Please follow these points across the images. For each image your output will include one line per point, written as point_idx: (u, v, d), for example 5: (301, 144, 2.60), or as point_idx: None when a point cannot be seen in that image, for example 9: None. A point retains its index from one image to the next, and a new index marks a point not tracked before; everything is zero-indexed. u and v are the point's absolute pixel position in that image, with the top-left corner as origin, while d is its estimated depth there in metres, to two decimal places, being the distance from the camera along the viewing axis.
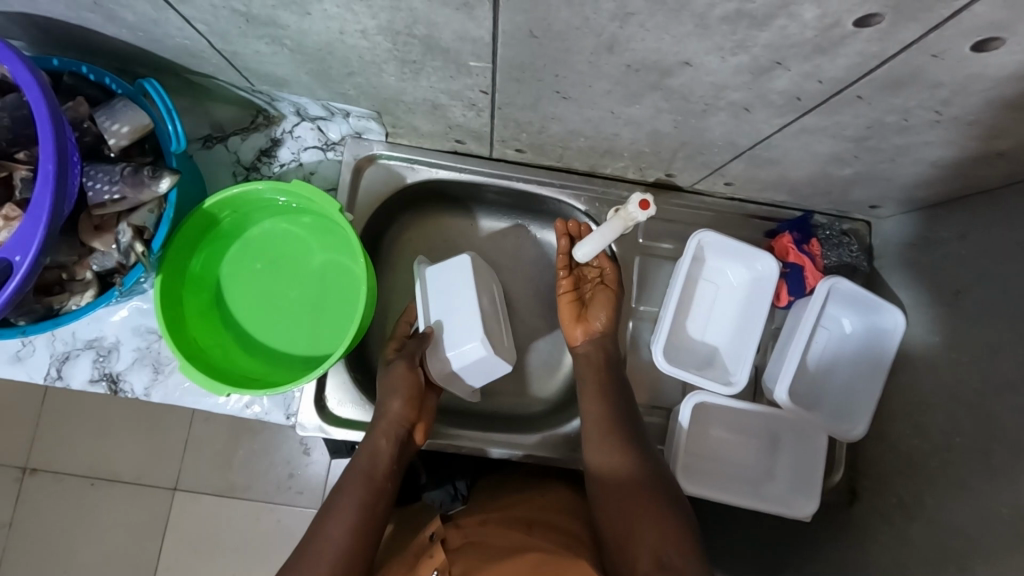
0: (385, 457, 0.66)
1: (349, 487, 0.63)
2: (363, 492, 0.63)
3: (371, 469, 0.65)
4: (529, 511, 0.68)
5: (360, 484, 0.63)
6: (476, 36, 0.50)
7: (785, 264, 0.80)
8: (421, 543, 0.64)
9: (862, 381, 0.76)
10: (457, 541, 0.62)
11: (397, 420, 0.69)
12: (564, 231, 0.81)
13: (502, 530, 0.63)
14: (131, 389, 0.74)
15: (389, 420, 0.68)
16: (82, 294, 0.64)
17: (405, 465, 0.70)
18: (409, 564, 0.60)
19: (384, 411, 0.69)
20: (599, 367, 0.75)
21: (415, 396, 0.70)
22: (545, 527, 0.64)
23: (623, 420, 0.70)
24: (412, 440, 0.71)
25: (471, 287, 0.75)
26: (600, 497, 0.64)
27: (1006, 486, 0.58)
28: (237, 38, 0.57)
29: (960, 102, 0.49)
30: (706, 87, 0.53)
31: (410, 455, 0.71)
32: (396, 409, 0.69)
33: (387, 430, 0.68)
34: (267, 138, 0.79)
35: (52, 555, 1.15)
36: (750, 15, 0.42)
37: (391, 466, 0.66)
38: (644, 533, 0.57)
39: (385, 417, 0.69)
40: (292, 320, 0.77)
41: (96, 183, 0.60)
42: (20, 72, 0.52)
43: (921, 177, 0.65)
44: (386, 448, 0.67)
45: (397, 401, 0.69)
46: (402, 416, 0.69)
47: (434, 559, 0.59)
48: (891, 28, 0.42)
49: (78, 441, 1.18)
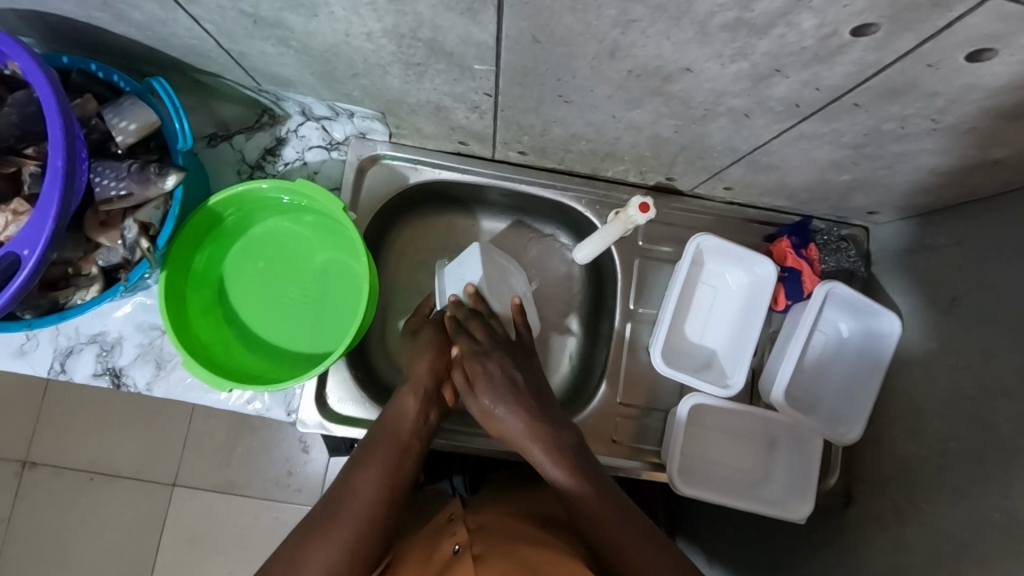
0: (411, 417, 0.68)
1: (376, 447, 0.64)
2: (389, 452, 0.63)
3: (397, 427, 0.66)
4: (541, 508, 0.68)
5: (386, 442, 0.64)
6: (480, 40, 0.51)
7: (783, 268, 0.80)
8: (439, 523, 0.65)
9: (858, 385, 0.76)
10: (474, 524, 0.62)
11: (423, 385, 0.71)
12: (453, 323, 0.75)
13: (515, 524, 0.63)
14: (134, 384, 0.75)
15: (416, 382, 0.70)
16: (87, 289, 0.65)
17: (433, 427, 0.71)
18: (429, 542, 0.60)
19: (412, 373, 0.72)
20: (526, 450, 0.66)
21: (441, 358, 0.73)
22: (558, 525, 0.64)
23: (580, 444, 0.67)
24: (440, 401, 0.73)
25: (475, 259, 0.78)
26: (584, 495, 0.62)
27: (999, 492, 0.58)
28: (244, 39, 0.58)
29: (956, 111, 0.50)
30: (707, 93, 0.54)
31: (438, 417, 0.72)
32: (425, 369, 0.72)
33: (415, 391, 0.70)
34: (272, 138, 0.80)
35: (51, 548, 1.15)
36: (749, 23, 0.43)
37: (415, 426, 0.68)
38: (625, 539, 0.57)
39: (413, 379, 0.71)
40: (295, 319, 0.77)
41: (103, 179, 0.61)
42: (32, 70, 0.53)
43: (918, 184, 0.65)
44: (412, 409, 0.68)
45: (424, 363, 0.72)
46: (429, 377, 0.71)
47: (455, 536, 0.60)
48: (888, 38, 0.42)
49: (79, 436, 1.18)
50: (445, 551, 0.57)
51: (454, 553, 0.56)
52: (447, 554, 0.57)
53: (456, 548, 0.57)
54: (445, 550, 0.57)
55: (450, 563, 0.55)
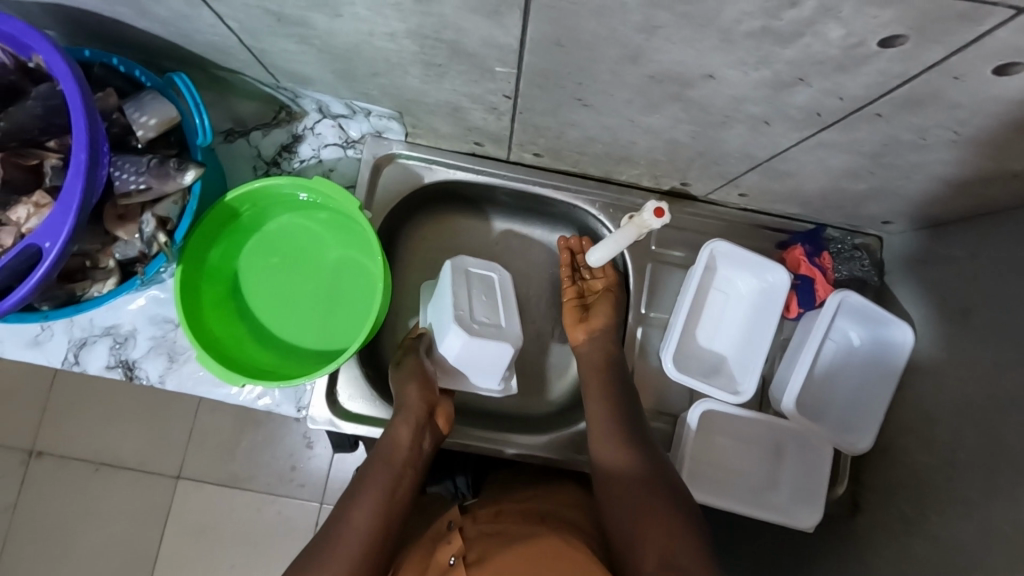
0: (405, 445, 0.67)
1: (370, 476, 0.64)
2: (381, 482, 0.63)
3: (389, 455, 0.66)
4: (545, 505, 0.69)
5: (380, 473, 0.64)
6: (503, 42, 0.51)
7: (796, 275, 0.80)
8: (438, 530, 0.66)
9: (868, 395, 0.76)
10: (472, 531, 0.63)
11: (417, 412, 0.69)
12: (565, 246, 0.86)
13: (519, 522, 0.63)
14: (146, 376, 0.75)
15: (408, 412, 0.69)
16: (104, 282, 0.65)
17: (429, 453, 0.70)
18: (427, 551, 0.62)
19: (402, 401, 0.70)
20: (599, 368, 0.76)
21: (427, 385, 0.72)
22: (557, 520, 0.64)
23: (628, 423, 0.71)
24: (434, 425, 0.72)
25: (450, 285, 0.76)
26: (614, 498, 0.64)
27: (1009, 505, 0.58)
28: (267, 36, 0.58)
29: (978, 123, 0.50)
30: (727, 100, 0.54)
31: (435, 442, 0.71)
32: (414, 397, 0.70)
33: (406, 419, 0.69)
34: (288, 134, 0.80)
35: (54, 536, 1.16)
36: (774, 32, 0.43)
37: (410, 454, 0.67)
38: (646, 529, 0.59)
39: (402, 408, 0.69)
40: (307, 314, 0.78)
41: (123, 174, 0.61)
42: (57, 64, 0.53)
43: (933, 194, 0.65)
44: (406, 437, 0.68)
45: (412, 390, 0.70)
46: (420, 406, 0.70)
47: (451, 545, 0.61)
48: (913, 49, 0.42)
49: (85, 426, 1.19)
50: (442, 561, 0.59)
51: (451, 565, 0.58)
52: (443, 565, 0.58)
53: (453, 558, 0.59)
54: (443, 560, 0.59)
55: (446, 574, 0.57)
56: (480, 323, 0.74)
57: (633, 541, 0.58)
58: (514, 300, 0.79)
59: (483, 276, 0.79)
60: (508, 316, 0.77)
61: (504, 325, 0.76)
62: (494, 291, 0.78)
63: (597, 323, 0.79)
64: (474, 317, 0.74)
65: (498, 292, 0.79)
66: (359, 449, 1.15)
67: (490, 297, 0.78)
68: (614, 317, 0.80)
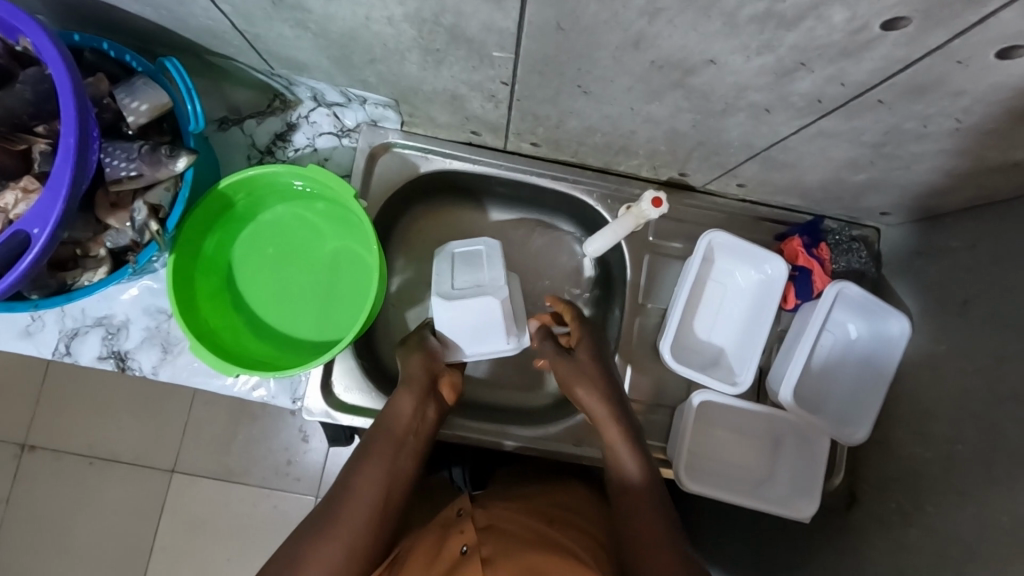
0: (407, 415, 0.66)
1: (375, 445, 0.63)
2: (385, 452, 0.63)
3: (391, 425, 0.65)
4: (549, 506, 0.69)
5: (384, 443, 0.63)
6: (503, 27, 0.50)
7: (795, 267, 0.79)
8: (447, 518, 0.66)
9: (863, 389, 0.77)
10: (483, 521, 0.63)
11: (420, 382, 0.69)
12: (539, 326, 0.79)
13: (526, 519, 0.65)
14: (139, 367, 0.75)
15: (410, 383, 0.68)
16: (95, 271, 0.64)
17: (432, 423, 0.69)
18: (436, 537, 0.62)
19: (406, 373, 0.70)
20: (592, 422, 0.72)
21: (432, 359, 0.72)
22: (565, 524, 0.65)
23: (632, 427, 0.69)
24: (439, 396, 0.71)
25: (438, 265, 0.76)
26: (623, 506, 0.63)
27: (1007, 495, 0.58)
28: (262, 20, 0.58)
29: (980, 111, 0.50)
30: (729, 86, 0.53)
31: (437, 412, 0.70)
32: (418, 368, 0.70)
33: (409, 389, 0.68)
34: (283, 123, 0.79)
35: (48, 530, 1.15)
36: (778, 16, 0.42)
37: (411, 423, 0.66)
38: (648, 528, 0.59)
39: (406, 378, 0.69)
40: (300, 304, 0.77)
41: (114, 160, 0.60)
42: (46, 47, 0.52)
43: (933, 185, 0.65)
44: (408, 408, 0.67)
45: (416, 362, 0.70)
46: (422, 377, 0.69)
47: (463, 536, 0.61)
48: (918, 33, 0.42)
49: (78, 420, 1.18)
50: (453, 551, 0.58)
51: (463, 554, 0.58)
52: (453, 554, 0.58)
53: (465, 548, 0.59)
54: (454, 549, 0.59)
55: (458, 564, 0.56)
56: (462, 288, 0.73)
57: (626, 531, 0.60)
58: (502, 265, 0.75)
59: (469, 252, 0.76)
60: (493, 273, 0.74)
61: (485, 280, 0.74)
62: (478, 264, 0.75)
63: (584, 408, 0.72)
64: (456, 286, 0.74)
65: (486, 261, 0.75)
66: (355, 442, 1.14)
67: (475, 265, 0.75)
68: (612, 411, 0.69)
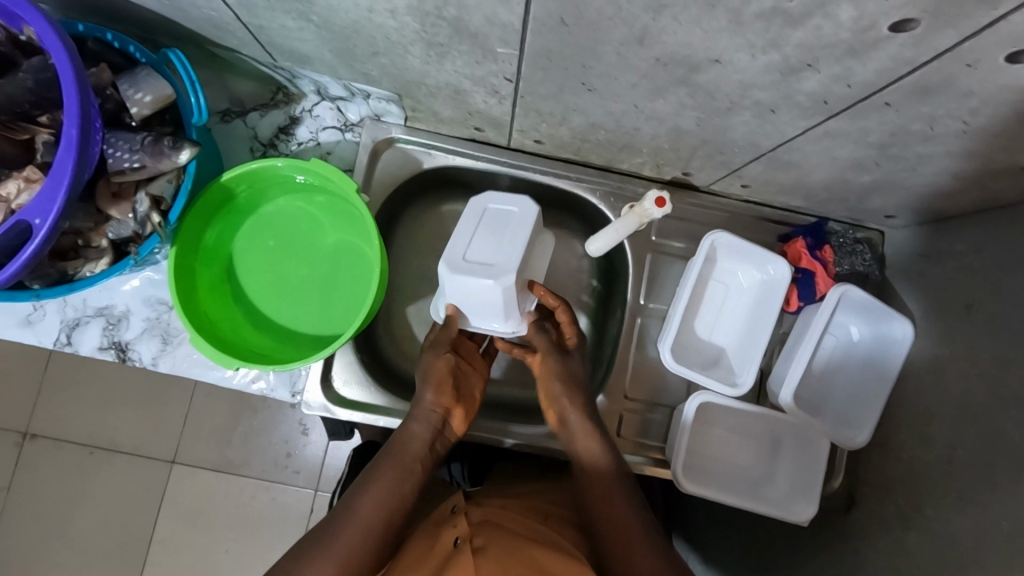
0: (418, 443, 0.68)
1: (381, 467, 0.65)
2: (389, 473, 0.64)
3: (402, 450, 0.66)
4: (546, 504, 0.70)
5: (388, 465, 0.65)
6: (507, 21, 0.50)
7: (797, 269, 0.79)
8: (441, 515, 0.65)
9: (863, 394, 0.76)
10: (477, 516, 0.63)
11: (429, 417, 0.69)
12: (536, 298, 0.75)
13: (518, 515, 0.65)
14: (139, 358, 0.75)
15: (423, 411, 0.69)
16: (97, 261, 0.64)
17: (441, 454, 0.70)
18: (431, 532, 0.62)
19: (417, 401, 0.70)
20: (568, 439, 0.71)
21: (444, 389, 0.71)
22: (558, 521, 0.66)
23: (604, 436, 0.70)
24: (448, 430, 0.71)
25: (464, 221, 0.72)
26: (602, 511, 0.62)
27: (1008, 501, 0.58)
28: (265, 12, 0.57)
29: (987, 113, 0.49)
30: (733, 85, 0.53)
31: (445, 447, 0.71)
32: (429, 400, 0.70)
33: (421, 419, 0.69)
34: (286, 116, 0.79)
35: (48, 518, 1.16)
36: (785, 13, 0.42)
37: (422, 451, 0.67)
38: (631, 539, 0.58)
39: (418, 407, 0.70)
40: (299, 295, 0.77)
41: (116, 151, 0.60)
42: (48, 36, 0.51)
43: (939, 188, 0.65)
44: (420, 437, 0.68)
45: (427, 393, 0.70)
46: (435, 408, 0.70)
47: (457, 528, 0.61)
48: (926, 33, 0.41)
49: (80, 409, 1.18)
50: (446, 543, 0.58)
51: (456, 547, 0.57)
52: (447, 547, 0.58)
53: (457, 540, 0.58)
54: (446, 542, 0.58)
55: (451, 555, 0.56)
56: (473, 261, 0.69)
57: (599, 525, 0.61)
58: (524, 237, 0.70)
59: (502, 212, 0.72)
60: (507, 250, 0.69)
61: (498, 257, 0.69)
62: (501, 231, 0.71)
63: (559, 411, 0.72)
64: (470, 255, 0.70)
65: (509, 230, 0.71)
66: (355, 435, 1.14)
67: (496, 233, 0.71)
68: (588, 420, 0.70)
